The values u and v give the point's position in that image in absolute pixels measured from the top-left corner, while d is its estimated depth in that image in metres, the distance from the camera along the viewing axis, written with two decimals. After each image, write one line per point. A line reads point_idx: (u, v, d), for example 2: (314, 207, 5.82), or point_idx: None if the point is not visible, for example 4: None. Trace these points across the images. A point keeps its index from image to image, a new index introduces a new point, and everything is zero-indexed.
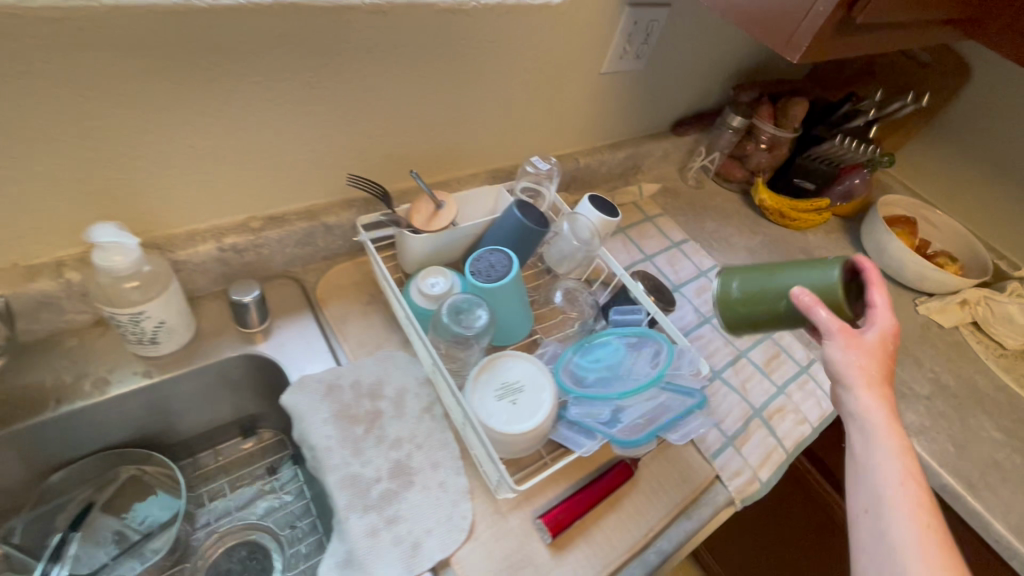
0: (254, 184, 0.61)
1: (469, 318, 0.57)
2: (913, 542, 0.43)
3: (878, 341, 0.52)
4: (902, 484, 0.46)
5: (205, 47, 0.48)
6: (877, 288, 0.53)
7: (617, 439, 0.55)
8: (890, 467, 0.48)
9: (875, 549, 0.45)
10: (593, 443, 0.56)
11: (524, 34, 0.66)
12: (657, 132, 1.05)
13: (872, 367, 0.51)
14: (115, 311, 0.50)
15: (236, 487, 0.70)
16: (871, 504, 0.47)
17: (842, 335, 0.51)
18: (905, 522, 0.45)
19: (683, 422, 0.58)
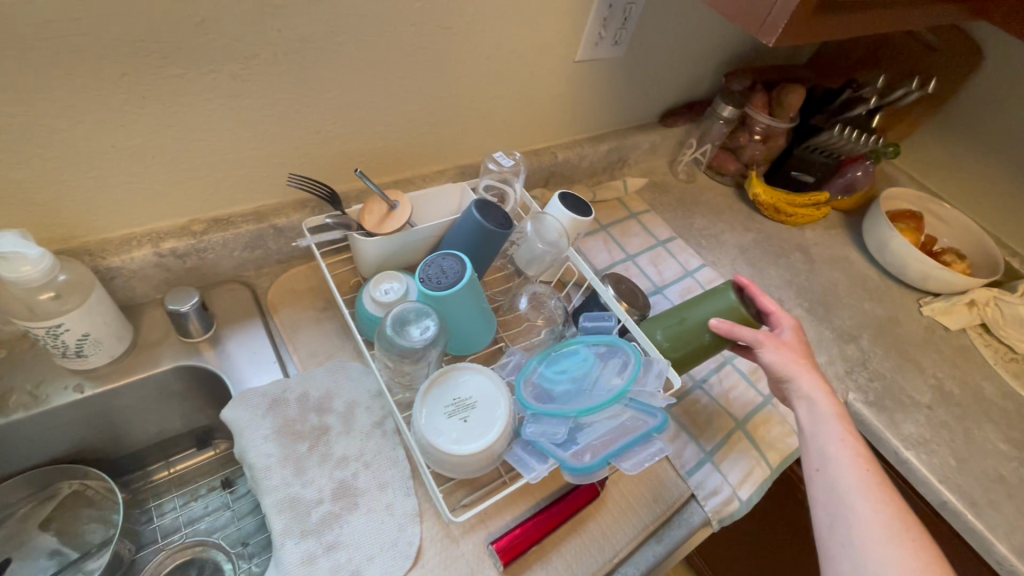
0: (191, 185, 0.57)
1: (415, 330, 0.53)
2: (861, 489, 0.49)
3: (790, 336, 0.61)
4: (843, 441, 0.53)
5: (111, 36, 0.44)
6: (767, 298, 0.63)
7: (567, 464, 0.51)
8: (832, 429, 0.54)
9: (831, 501, 0.50)
10: (543, 467, 0.51)
11: (483, 20, 0.61)
12: (643, 123, 0.99)
13: (797, 355, 0.60)
14: (29, 325, 0.47)
15: (188, 501, 0.67)
16: (823, 464, 0.52)
17: (765, 341, 0.60)
18: (852, 474, 0.50)
19: (636, 450, 0.52)
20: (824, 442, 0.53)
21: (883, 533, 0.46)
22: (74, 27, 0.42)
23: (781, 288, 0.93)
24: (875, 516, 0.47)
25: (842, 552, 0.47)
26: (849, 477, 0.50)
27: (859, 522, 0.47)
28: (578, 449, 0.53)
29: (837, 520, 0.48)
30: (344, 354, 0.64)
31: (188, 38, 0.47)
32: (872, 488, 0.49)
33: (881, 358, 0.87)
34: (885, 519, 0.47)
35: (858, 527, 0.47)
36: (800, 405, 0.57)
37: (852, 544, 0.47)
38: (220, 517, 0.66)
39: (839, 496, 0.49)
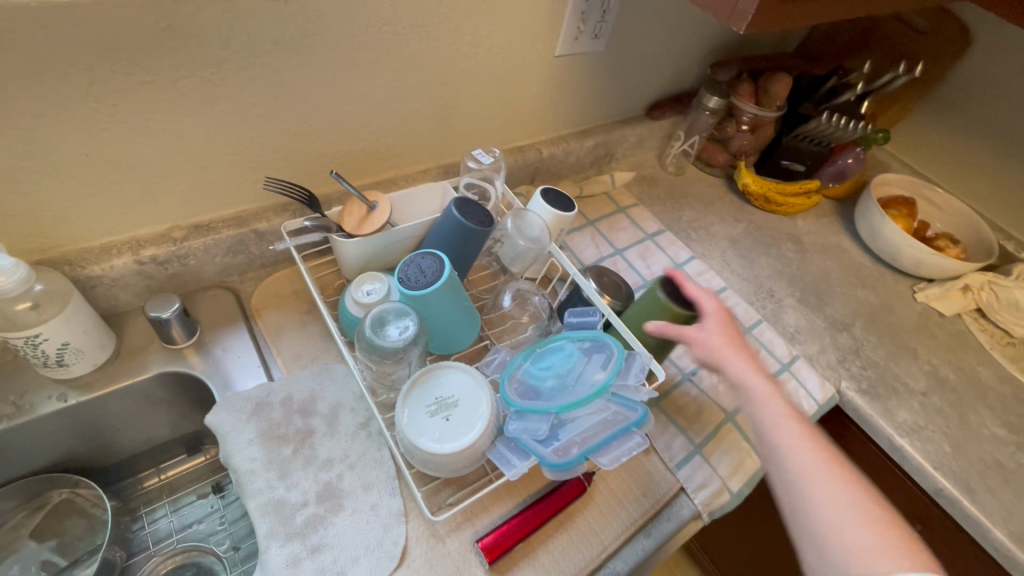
0: (169, 192, 0.57)
1: (393, 329, 0.54)
2: (810, 473, 0.49)
3: (716, 321, 0.60)
4: (786, 425, 0.52)
5: (78, 46, 0.44)
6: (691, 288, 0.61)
7: (547, 461, 0.51)
8: (776, 412, 0.54)
9: (787, 492, 0.49)
10: (524, 464, 0.52)
11: (456, 17, 0.61)
12: (629, 117, 0.98)
13: (726, 341, 0.58)
14: (7, 335, 0.47)
15: (179, 507, 0.67)
16: (772, 453, 0.52)
17: (693, 338, 0.59)
18: (804, 457, 0.50)
19: (614, 444, 0.53)
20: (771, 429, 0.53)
21: (839, 516, 0.46)
22: (36, 36, 0.42)
23: (772, 278, 0.92)
24: (834, 496, 0.47)
25: (808, 542, 0.47)
26: (802, 461, 0.50)
27: (815, 510, 0.47)
28: (558, 446, 0.53)
29: (796, 510, 0.48)
30: (329, 356, 0.64)
31: (156, 43, 0.47)
32: (825, 466, 0.49)
33: (874, 346, 0.86)
34: (843, 496, 0.47)
35: (820, 510, 0.47)
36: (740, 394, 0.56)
37: (812, 533, 0.46)
38: (211, 522, 0.66)
39: (797, 483, 0.49)
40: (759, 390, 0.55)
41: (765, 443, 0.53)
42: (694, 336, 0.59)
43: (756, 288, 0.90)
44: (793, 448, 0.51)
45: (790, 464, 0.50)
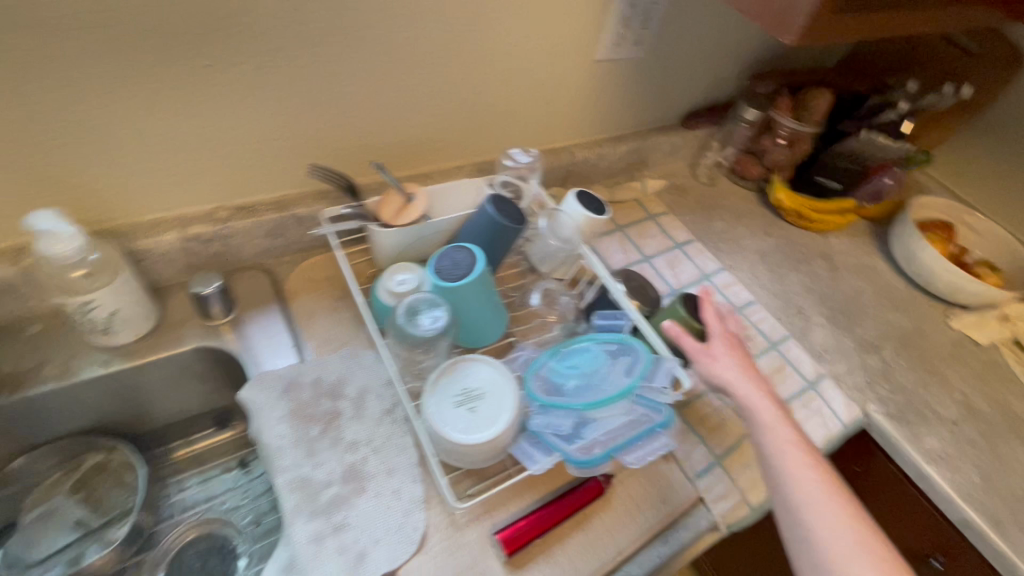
0: (217, 173, 0.60)
1: (426, 318, 0.55)
2: (815, 506, 0.49)
3: (726, 340, 0.60)
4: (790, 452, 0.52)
5: (146, 27, 0.46)
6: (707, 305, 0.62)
7: (572, 458, 0.52)
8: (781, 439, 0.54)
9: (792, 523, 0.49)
10: (548, 460, 0.53)
11: (501, 18, 0.62)
12: (665, 125, 0.98)
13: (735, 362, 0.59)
14: (64, 300, 0.50)
15: (205, 479, 0.69)
16: (777, 482, 0.52)
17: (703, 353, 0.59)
18: (809, 489, 0.50)
19: (642, 443, 0.55)
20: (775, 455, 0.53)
21: (844, 552, 0.46)
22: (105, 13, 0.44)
23: (802, 295, 0.91)
24: (836, 527, 0.48)
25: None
26: (807, 491, 0.50)
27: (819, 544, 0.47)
28: (581, 446, 0.53)
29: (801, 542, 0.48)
30: (357, 342, 0.65)
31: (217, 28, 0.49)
32: (830, 498, 0.49)
33: (904, 370, 0.84)
34: (847, 534, 0.47)
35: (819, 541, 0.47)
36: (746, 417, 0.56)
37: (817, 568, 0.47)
38: (235, 496, 0.67)
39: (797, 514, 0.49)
40: (765, 416, 0.55)
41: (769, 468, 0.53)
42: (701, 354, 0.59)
43: (785, 304, 0.88)
44: (796, 477, 0.51)
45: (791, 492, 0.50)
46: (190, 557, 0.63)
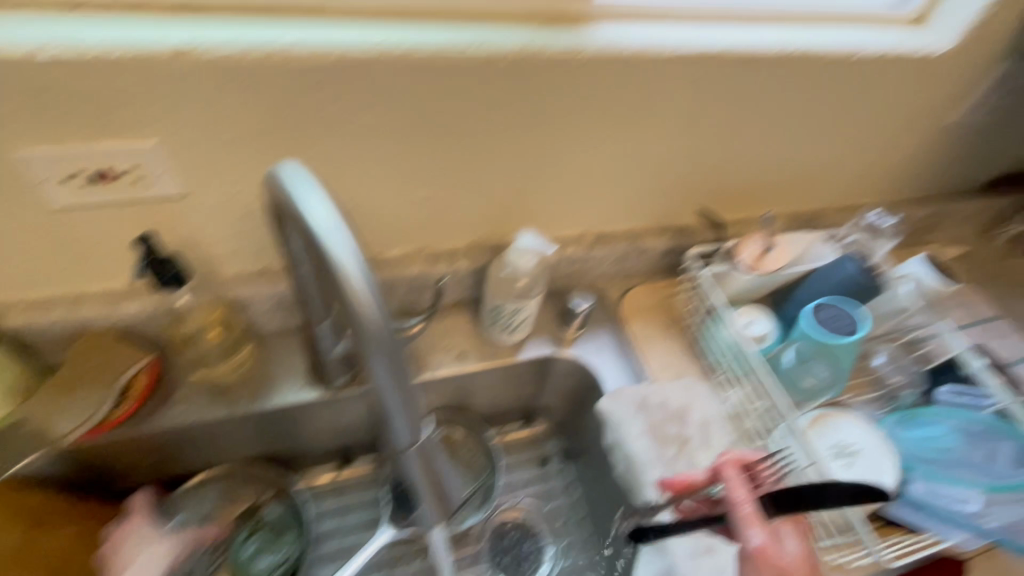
0: (603, 206, 0.68)
1: (816, 369, 0.62)
2: None
3: (744, 522, 0.44)
4: None
5: (632, 89, 0.54)
6: (746, 523, 0.44)
7: (985, 535, 0.53)
8: None
9: None
10: (958, 533, 0.54)
11: (886, 88, 0.65)
12: (969, 191, 0.91)
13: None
14: (505, 301, 0.61)
15: (514, 468, 0.78)
16: None
17: (767, 558, 0.43)
18: None
19: None
20: None
21: None
22: (651, 82, 0.54)
23: None
24: None
25: None
26: None
27: None
28: (982, 500, 0.54)
29: None
30: (692, 374, 0.70)
31: (712, 87, 0.57)
32: None
33: None
34: None
35: None
36: None
37: None
38: (537, 490, 0.76)
39: None
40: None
41: None
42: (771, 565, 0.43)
43: None
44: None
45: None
46: (505, 539, 0.73)
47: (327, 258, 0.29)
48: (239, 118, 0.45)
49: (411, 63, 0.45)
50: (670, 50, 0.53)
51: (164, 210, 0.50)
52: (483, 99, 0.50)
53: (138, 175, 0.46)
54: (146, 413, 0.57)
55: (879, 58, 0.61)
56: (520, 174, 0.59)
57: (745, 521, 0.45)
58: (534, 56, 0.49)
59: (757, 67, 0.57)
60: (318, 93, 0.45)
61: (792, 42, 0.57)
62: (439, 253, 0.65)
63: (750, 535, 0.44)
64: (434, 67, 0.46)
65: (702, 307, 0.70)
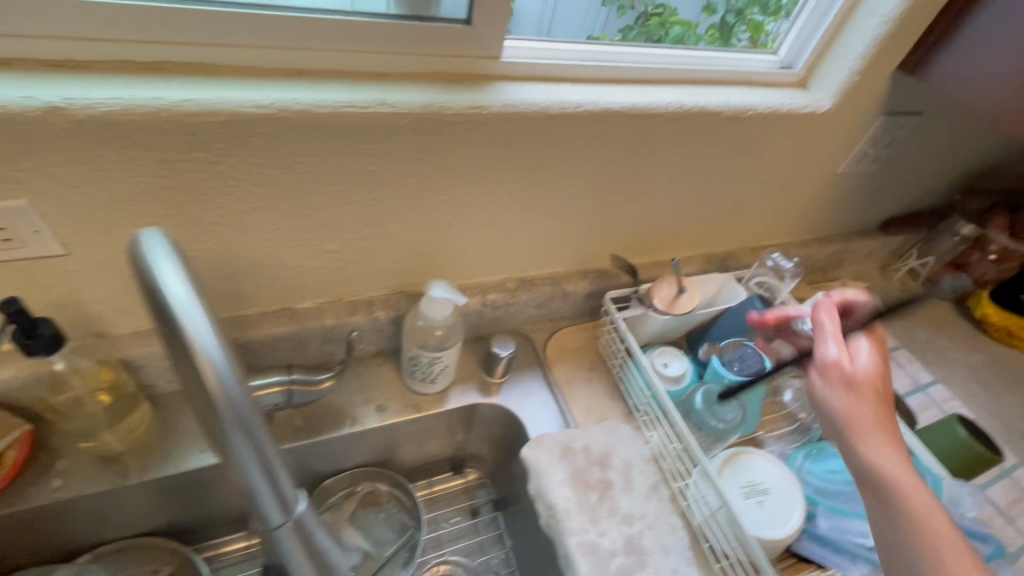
0: (522, 251, 0.69)
1: (723, 410, 0.63)
2: None
3: (826, 340, 0.55)
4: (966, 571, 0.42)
5: (538, 143, 0.56)
6: (828, 341, 0.55)
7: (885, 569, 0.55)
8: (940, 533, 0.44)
9: None
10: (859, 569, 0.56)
11: (779, 141, 0.70)
12: (866, 230, 0.99)
13: (863, 406, 0.51)
14: (421, 352, 0.60)
15: (444, 521, 0.75)
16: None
17: (834, 360, 0.53)
18: None
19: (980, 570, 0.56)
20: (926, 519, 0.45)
21: None
22: (556, 136, 0.56)
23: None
24: None
25: None
26: None
27: None
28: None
29: None
30: (615, 416, 0.71)
31: (617, 141, 0.60)
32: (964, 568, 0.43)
33: None
34: None
35: None
36: (867, 480, 0.48)
37: None
38: (468, 542, 0.74)
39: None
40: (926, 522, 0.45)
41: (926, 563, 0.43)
42: (832, 372, 0.53)
43: (1009, 431, 0.81)
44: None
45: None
46: None
47: (182, 343, 0.28)
48: (121, 175, 0.43)
49: (307, 120, 0.45)
50: (572, 107, 0.55)
51: (39, 269, 0.46)
52: (387, 153, 0.50)
53: (5, 234, 0.43)
54: (18, 489, 0.52)
55: (769, 114, 0.66)
56: (434, 223, 0.60)
57: (826, 340, 0.55)
58: (436, 112, 0.49)
59: (657, 123, 0.60)
60: (207, 148, 0.44)
61: (685, 101, 0.60)
62: (356, 303, 0.64)
63: (826, 349, 0.54)
64: (333, 123, 0.46)
65: (620, 349, 0.72)
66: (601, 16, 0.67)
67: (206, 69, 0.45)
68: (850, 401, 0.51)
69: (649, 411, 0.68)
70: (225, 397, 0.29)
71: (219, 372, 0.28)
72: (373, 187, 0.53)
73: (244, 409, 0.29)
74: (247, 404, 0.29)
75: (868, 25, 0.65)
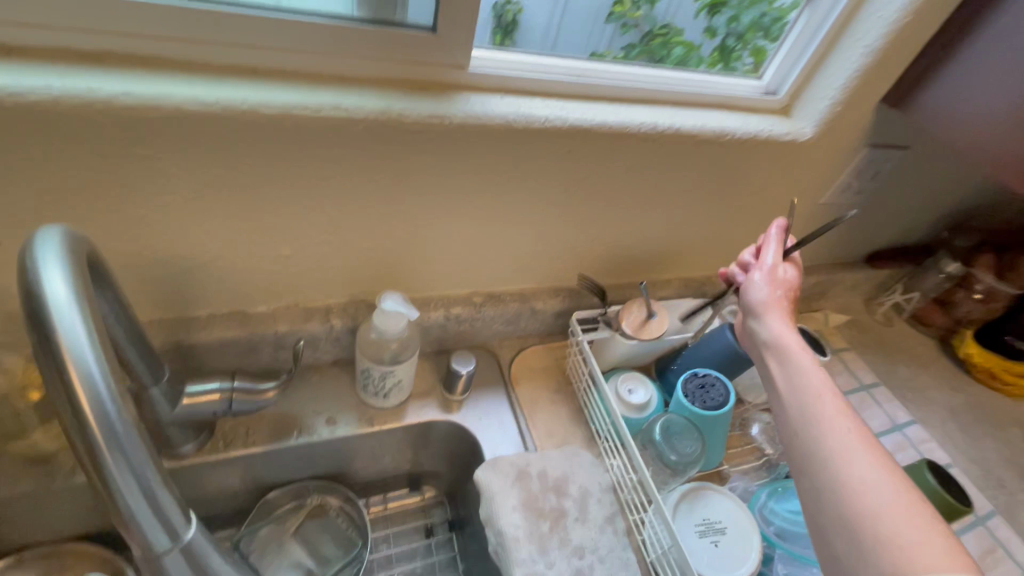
0: (489, 265, 0.67)
1: (682, 445, 0.60)
2: (842, 446, 0.41)
3: (771, 245, 0.58)
4: (849, 427, 0.42)
5: (503, 156, 0.55)
6: (771, 245, 0.57)
7: None
8: (826, 395, 0.44)
9: (830, 451, 0.41)
10: None
11: (758, 168, 0.68)
12: (850, 262, 0.97)
13: (781, 299, 0.54)
14: (372, 366, 0.58)
15: (395, 540, 0.72)
16: (803, 429, 0.44)
17: (766, 263, 0.56)
18: (841, 438, 0.41)
19: None
20: (811, 379, 0.46)
21: (870, 503, 0.38)
22: (522, 151, 0.55)
23: (1001, 465, 0.81)
24: (853, 459, 0.40)
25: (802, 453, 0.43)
26: (835, 431, 0.42)
27: (847, 461, 0.40)
28: None
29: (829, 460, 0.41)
30: (576, 440, 0.69)
31: (586, 159, 0.58)
32: (843, 424, 0.42)
33: None
34: (879, 481, 0.38)
35: (848, 481, 0.39)
36: (768, 350, 0.51)
37: (834, 477, 0.40)
38: (419, 563, 0.70)
39: (830, 428, 0.42)
40: (815, 382, 0.45)
41: (805, 417, 0.44)
42: (762, 272, 0.56)
43: (986, 477, 0.79)
44: (860, 485, 0.39)
45: (860, 506, 0.38)
46: None
47: (52, 352, 0.26)
48: (52, 166, 0.41)
49: (253, 120, 0.43)
50: (539, 122, 0.53)
51: None
52: (341, 159, 0.49)
53: None
54: None
55: (747, 140, 0.64)
56: (395, 232, 0.58)
57: (769, 244, 0.58)
58: (394, 121, 0.48)
59: (629, 142, 0.58)
60: (145, 144, 0.42)
61: (659, 122, 0.59)
62: (312, 310, 0.62)
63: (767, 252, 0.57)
64: (282, 125, 0.44)
65: (585, 374, 0.70)
66: (606, 33, 0.66)
67: (152, 63, 0.43)
68: (771, 291, 0.54)
69: (611, 438, 0.65)
70: (96, 415, 0.26)
71: (91, 382, 0.26)
72: (327, 193, 0.51)
73: (120, 430, 0.26)
74: (124, 425, 0.26)
75: (851, 56, 0.63)
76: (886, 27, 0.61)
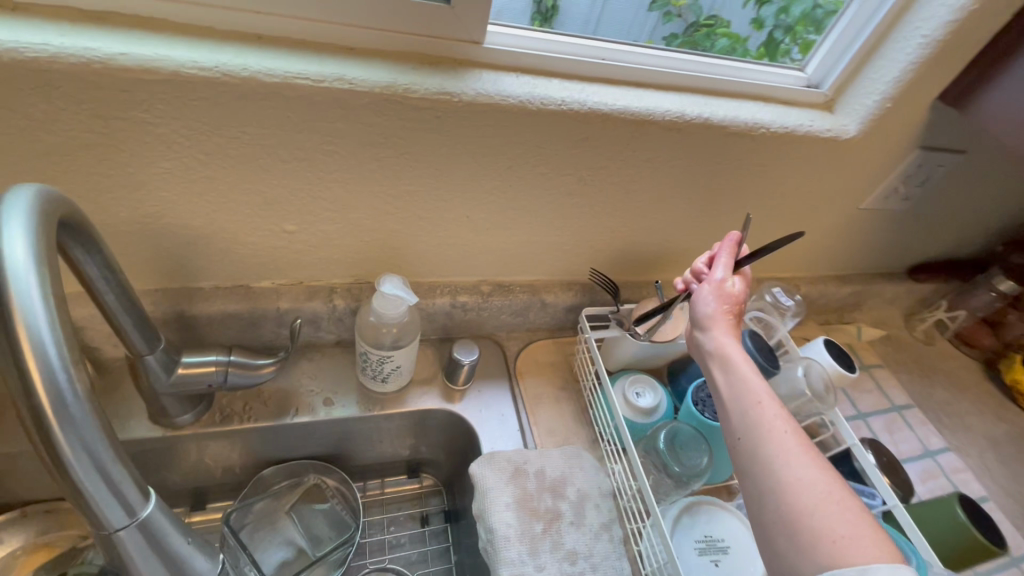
0: (498, 254, 0.65)
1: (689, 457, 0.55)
2: (782, 450, 0.37)
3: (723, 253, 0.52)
4: (788, 430, 0.38)
5: (515, 139, 0.52)
6: (722, 253, 0.52)
7: None
8: (767, 400, 0.41)
9: (767, 455, 0.37)
10: None
11: (793, 165, 0.63)
12: (891, 273, 0.90)
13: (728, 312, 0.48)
14: (370, 349, 0.57)
15: (388, 526, 0.71)
16: (743, 432, 0.39)
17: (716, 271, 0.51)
18: (778, 439, 0.38)
19: None
20: (754, 386, 0.42)
21: (810, 509, 0.34)
22: (536, 135, 0.52)
23: None
24: (792, 460, 0.36)
25: (743, 458, 0.39)
26: (774, 434, 0.38)
27: (786, 466, 0.36)
28: None
29: (769, 465, 0.37)
30: (579, 441, 0.66)
31: (605, 146, 0.55)
32: (783, 426, 0.39)
33: None
34: (818, 484, 0.35)
35: (787, 486, 0.35)
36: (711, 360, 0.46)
37: (773, 482, 0.36)
38: (410, 550, 0.69)
39: (771, 431, 0.38)
40: (755, 386, 0.42)
41: (744, 421, 0.40)
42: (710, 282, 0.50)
43: None
44: (796, 483, 0.35)
45: (795, 504, 0.34)
46: None
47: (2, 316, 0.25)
48: (52, 127, 0.41)
49: (254, 89, 0.42)
50: (554, 105, 0.50)
51: None
52: (345, 134, 0.47)
53: None
54: None
55: (782, 135, 0.59)
56: (401, 214, 0.56)
57: (721, 250, 0.52)
58: (400, 97, 0.46)
59: (651, 131, 0.55)
60: (145, 109, 0.41)
61: (686, 110, 0.55)
62: (316, 288, 0.61)
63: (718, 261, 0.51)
64: (283, 95, 0.43)
65: (592, 372, 0.67)
66: (648, 21, 0.62)
67: (157, 27, 0.42)
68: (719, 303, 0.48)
69: (613, 442, 0.63)
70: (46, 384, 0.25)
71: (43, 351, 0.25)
72: (330, 169, 0.50)
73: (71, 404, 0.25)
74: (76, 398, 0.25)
75: (906, 47, 0.58)
76: (947, 16, 0.55)
